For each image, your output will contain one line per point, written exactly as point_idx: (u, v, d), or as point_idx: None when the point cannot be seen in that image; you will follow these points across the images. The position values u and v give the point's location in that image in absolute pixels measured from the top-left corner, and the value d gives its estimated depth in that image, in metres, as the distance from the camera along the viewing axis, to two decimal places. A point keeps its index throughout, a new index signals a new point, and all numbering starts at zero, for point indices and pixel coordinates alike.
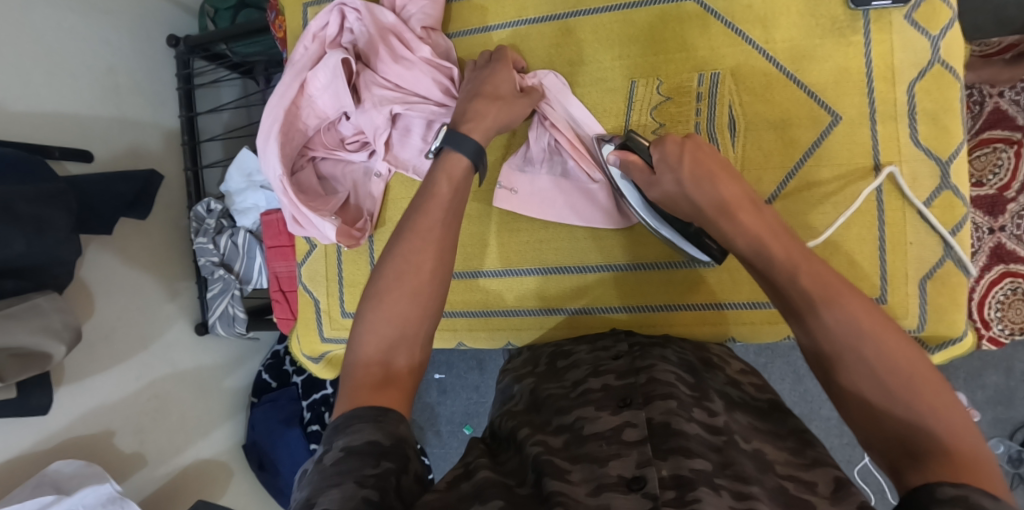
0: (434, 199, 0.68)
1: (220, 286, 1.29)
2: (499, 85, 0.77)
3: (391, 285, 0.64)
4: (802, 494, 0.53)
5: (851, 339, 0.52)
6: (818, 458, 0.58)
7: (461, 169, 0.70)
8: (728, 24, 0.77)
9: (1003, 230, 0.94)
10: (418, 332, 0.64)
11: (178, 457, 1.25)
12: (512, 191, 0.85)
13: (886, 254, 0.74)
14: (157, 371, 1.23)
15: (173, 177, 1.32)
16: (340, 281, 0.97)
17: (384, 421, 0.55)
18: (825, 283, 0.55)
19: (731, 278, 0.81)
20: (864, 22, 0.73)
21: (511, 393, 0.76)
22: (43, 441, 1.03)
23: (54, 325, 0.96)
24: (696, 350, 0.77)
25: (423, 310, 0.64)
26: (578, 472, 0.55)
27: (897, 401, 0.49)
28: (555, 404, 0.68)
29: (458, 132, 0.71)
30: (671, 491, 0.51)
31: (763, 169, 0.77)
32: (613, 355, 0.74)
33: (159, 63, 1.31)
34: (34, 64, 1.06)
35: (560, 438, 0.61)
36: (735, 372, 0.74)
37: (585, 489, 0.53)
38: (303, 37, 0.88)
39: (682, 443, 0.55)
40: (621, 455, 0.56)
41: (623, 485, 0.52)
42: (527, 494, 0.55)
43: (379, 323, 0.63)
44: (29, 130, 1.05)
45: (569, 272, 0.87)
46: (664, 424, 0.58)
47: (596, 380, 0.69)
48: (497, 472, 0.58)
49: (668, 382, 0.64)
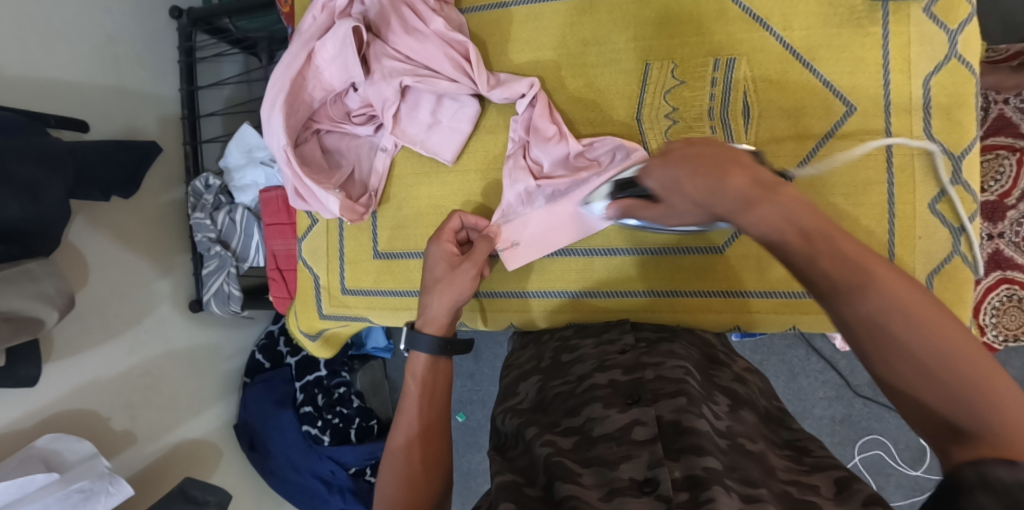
0: (421, 367, 0.71)
1: (216, 263, 1.27)
2: (433, 268, 0.75)
3: (398, 437, 0.69)
4: (805, 496, 0.54)
5: (906, 338, 0.46)
6: (818, 463, 0.59)
7: (421, 364, 0.71)
8: (746, 10, 0.77)
9: (1003, 237, 0.95)
10: (432, 475, 0.67)
11: (168, 435, 1.23)
12: (514, 245, 0.82)
13: (894, 249, 0.74)
14: (150, 347, 1.21)
15: (172, 151, 1.31)
16: (341, 257, 0.96)
17: None
18: (885, 288, 0.47)
19: (738, 265, 0.80)
20: (882, 14, 0.73)
21: (515, 389, 0.76)
22: (31, 413, 1.01)
23: (47, 290, 0.95)
24: (703, 347, 0.78)
25: (434, 467, 0.67)
26: (589, 475, 0.56)
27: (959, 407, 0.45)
28: (563, 403, 0.68)
29: (410, 330, 0.72)
30: (685, 492, 0.52)
31: (775, 156, 0.77)
32: (620, 349, 0.74)
33: (162, 34, 1.29)
34: (34, 27, 1.04)
35: (569, 440, 0.62)
36: (741, 369, 0.77)
37: (597, 493, 0.54)
38: (313, 7, 0.87)
39: (694, 441, 0.57)
40: (632, 457, 0.56)
41: (635, 488, 0.53)
42: (537, 495, 0.56)
43: (393, 475, 0.67)
44: (27, 95, 1.03)
45: (578, 256, 0.86)
46: (674, 423, 0.59)
47: (601, 374, 0.69)
48: (512, 473, 0.60)
49: (675, 380, 0.65)
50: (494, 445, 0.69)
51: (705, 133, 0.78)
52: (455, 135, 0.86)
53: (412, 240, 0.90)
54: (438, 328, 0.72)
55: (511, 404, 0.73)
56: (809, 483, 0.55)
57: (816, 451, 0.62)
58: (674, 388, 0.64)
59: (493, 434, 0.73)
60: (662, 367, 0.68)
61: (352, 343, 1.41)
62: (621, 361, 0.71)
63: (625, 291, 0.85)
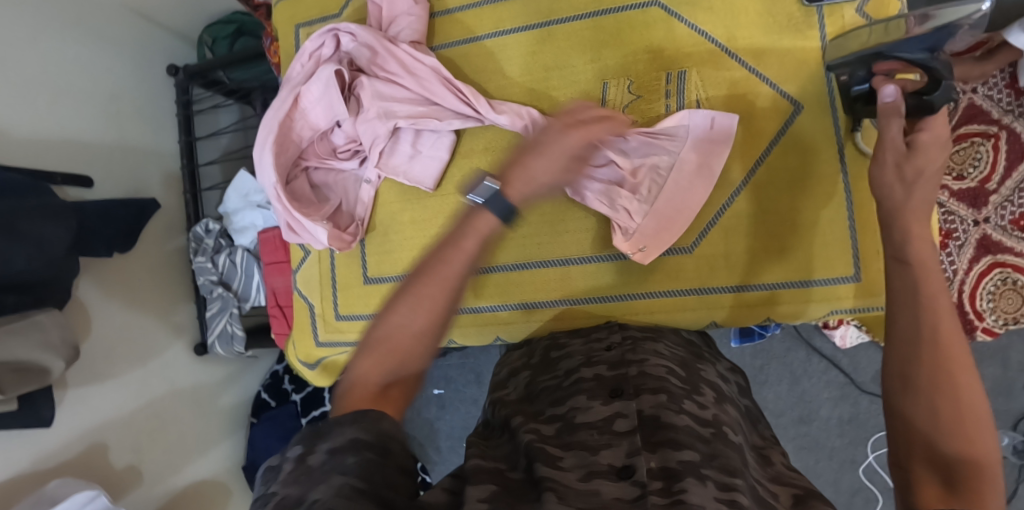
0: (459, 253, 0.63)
1: (218, 304, 1.32)
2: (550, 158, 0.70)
3: (376, 347, 0.60)
4: (767, 498, 0.56)
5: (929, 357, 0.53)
6: (778, 476, 0.62)
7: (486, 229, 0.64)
8: (692, 26, 0.81)
9: (988, 221, 1.08)
10: (404, 391, 0.59)
11: (175, 476, 1.26)
12: (643, 250, 0.81)
13: (857, 235, 0.77)
14: (156, 389, 1.25)
15: (172, 200, 1.36)
16: (334, 286, 0.99)
17: (364, 420, 0.54)
18: (942, 326, 0.53)
19: (707, 265, 0.82)
20: (817, 18, 0.77)
21: (503, 387, 0.79)
22: (43, 459, 1.05)
23: (53, 340, 0.99)
24: (687, 344, 0.78)
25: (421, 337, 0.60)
26: (569, 458, 0.58)
27: (944, 424, 0.50)
28: (550, 395, 0.70)
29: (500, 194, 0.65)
30: (660, 481, 0.54)
31: (730, 158, 0.80)
32: (606, 347, 0.76)
33: (159, 91, 1.36)
34: (40, 95, 1.11)
35: (552, 427, 0.64)
36: (724, 368, 0.79)
37: (576, 474, 0.56)
38: (300, 55, 0.91)
39: (671, 435, 0.58)
40: (612, 445, 0.58)
41: (613, 472, 0.55)
42: (518, 477, 0.58)
43: (359, 397, 0.57)
44: (33, 156, 1.09)
45: (555, 265, 0.88)
46: (654, 417, 0.61)
47: (588, 369, 0.71)
48: (486, 457, 0.61)
49: (657, 376, 0.67)
50: (482, 432, 0.71)
51: None
52: (435, 163, 0.90)
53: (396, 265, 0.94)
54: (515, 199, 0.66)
55: (500, 396, 0.75)
56: (769, 489, 0.58)
57: (777, 463, 0.65)
58: (656, 386, 0.66)
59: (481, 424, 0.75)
60: (646, 364, 0.70)
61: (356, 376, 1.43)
62: (607, 357, 0.73)
63: (606, 295, 0.86)
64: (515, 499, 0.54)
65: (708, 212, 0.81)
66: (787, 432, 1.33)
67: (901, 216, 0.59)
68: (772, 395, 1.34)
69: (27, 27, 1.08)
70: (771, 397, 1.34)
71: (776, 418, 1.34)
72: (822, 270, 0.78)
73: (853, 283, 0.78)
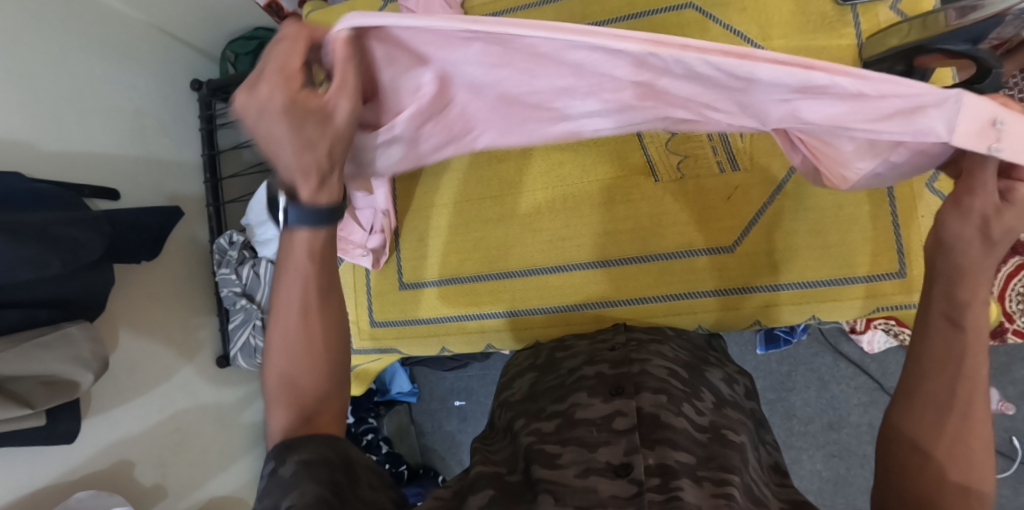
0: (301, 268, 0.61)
1: (241, 316, 1.30)
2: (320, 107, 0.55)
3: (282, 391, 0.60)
4: (765, 498, 0.57)
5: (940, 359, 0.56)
6: (794, 497, 0.61)
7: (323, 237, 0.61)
8: (727, 26, 0.82)
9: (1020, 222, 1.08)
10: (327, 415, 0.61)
11: (198, 491, 1.25)
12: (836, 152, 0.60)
13: (900, 231, 0.78)
14: (180, 403, 1.24)
15: (196, 213, 1.37)
16: (368, 292, 1.04)
17: (332, 444, 0.57)
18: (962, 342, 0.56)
19: (751, 263, 0.83)
20: (852, 16, 0.78)
21: (511, 385, 0.82)
22: (68, 472, 1.03)
23: (84, 354, 0.98)
24: (693, 350, 0.79)
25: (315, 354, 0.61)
26: (568, 454, 0.61)
27: (953, 459, 0.54)
28: (552, 393, 0.72)
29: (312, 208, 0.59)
30: (657, 478, 0.56)
31: (770, 156, 0.82)
32: (611, 347, 0.78)
33: (183, 106, 1.37)
34: (68, 107, 1.11)
35: (552, 423, 0.66)
36: (732, 370, 0.79)
37: (574, 471, 0.58)
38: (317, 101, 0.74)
39: (669, 434, 0.60)
40: (611, 443, 0.61)
41: (611, 471, 0.58)
42: (516, 479, 0.61)
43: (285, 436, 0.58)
44: (61, 168, 1.09)
45: (597, 268, 0.89)
46: (653, 415, 0.63)
47: (590, 367, 0.73)
48: (489, 464, 0.65)
49: (659, 377, 0.68)
50: (489, 436, 0.76)
51: (703, 142, 0.82)
52: None
53: (448, 268, 0.97)
54: (329, 197, 0.59)
55: (507, 397, 0.79)
56: (765, 492, 0.60)
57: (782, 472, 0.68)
58: (657, 385, 0.67)
59: (492, 427, 0.79)
60: (648, 363, 0.71)
61: (376, 389, 1.45)
62: (610, 357, 0.75)
63: (645, 297, 0.88)
64: (511, 502, 0.57)
65: (748, 211, 0.83)
66: (816, 439, 1.31)
67: (961, 274, 0.55)
68: (800, 402, 1.32)
69: (56, 46, 1.10)
70: (799, 403, 1.32)
71: (805, 425, 1.32)
72: (867, 267, 0.80)
73: (898, 279, 0.79)
